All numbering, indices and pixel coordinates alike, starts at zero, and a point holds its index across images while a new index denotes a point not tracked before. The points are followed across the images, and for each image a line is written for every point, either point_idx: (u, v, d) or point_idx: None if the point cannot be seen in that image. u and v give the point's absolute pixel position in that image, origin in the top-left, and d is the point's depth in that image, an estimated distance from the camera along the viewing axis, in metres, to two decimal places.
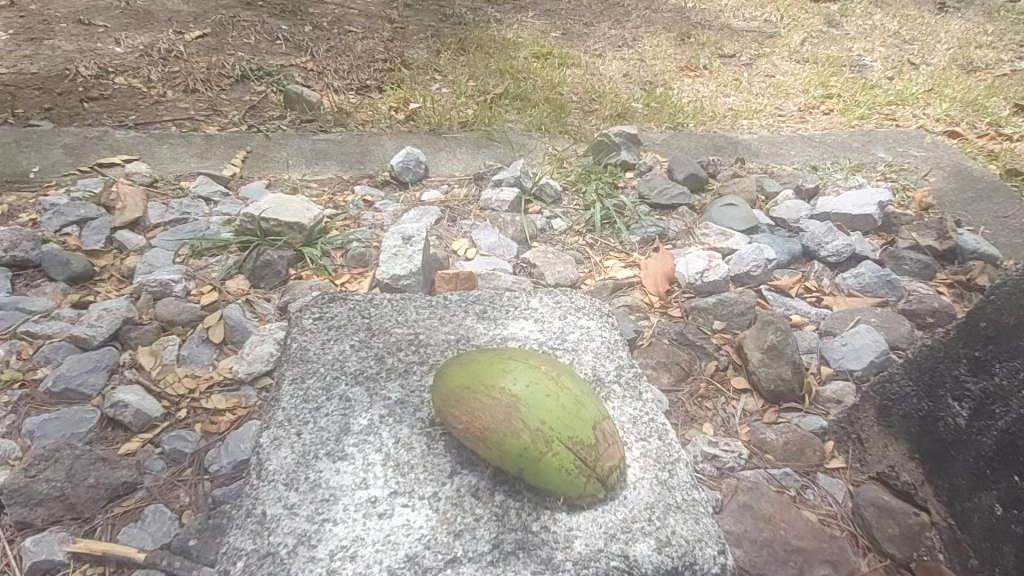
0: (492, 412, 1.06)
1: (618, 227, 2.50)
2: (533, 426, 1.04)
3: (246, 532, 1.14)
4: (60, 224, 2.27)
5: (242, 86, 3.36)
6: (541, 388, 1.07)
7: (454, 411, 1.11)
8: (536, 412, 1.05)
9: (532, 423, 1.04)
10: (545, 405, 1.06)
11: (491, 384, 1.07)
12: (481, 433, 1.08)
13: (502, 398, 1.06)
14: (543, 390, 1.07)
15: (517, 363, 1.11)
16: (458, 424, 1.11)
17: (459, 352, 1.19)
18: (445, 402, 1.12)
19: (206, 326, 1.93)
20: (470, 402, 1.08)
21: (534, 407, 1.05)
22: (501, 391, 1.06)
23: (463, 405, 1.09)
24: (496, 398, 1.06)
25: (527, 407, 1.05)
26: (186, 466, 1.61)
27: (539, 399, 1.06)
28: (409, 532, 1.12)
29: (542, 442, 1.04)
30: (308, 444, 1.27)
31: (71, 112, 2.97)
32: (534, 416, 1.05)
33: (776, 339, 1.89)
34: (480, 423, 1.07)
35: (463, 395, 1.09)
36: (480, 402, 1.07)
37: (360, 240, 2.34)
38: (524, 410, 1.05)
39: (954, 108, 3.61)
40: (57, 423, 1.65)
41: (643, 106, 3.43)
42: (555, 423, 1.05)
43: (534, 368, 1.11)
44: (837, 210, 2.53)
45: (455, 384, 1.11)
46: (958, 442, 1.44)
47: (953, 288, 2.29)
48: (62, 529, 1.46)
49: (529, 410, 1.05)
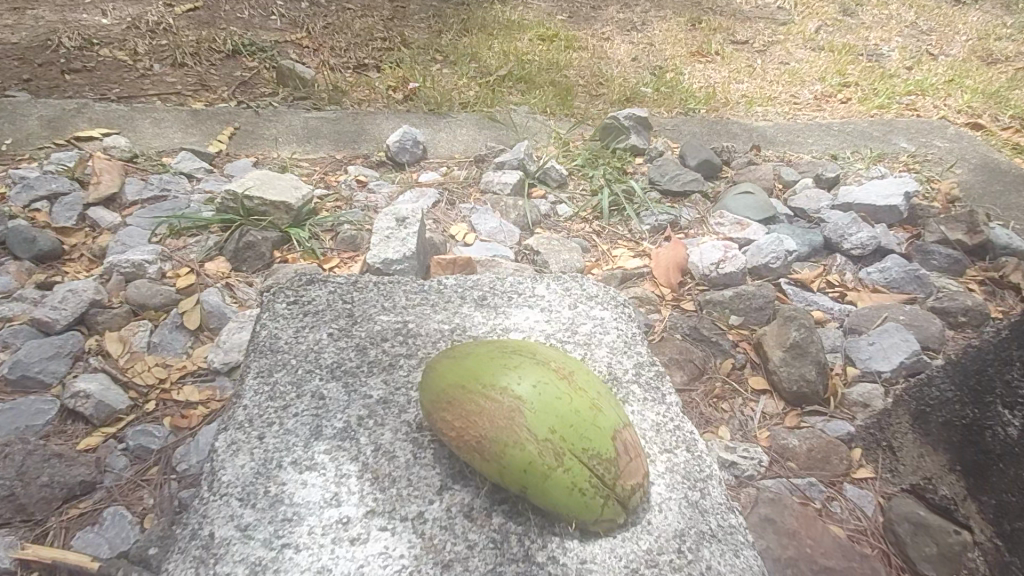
0: (491, 417, 0.91)
1: (627, 215, 2.35)
2: (540, 436, 0.90)
3: (189, 559, 0.97)
4: (29, 199, 2.12)
5: (232, 61, 3.19)
6: (551, 389, 0.93)
7: (445, 414, 0.96)
8: (543, 418, 0.91)
9: (539, 432, 0.90)
10: (554, 410, 0.92)
11: (491, 383, 0.93)
12: (477, 444, 0.93)
13: (504, 401, 0.92)
14: (552, 393, 0.93)
15: (523, 359, 0.97)
16: (450, 432, 0.96)
17: (453, 346, 1.05)
18: (435, 404, 0.98)
19: (181, 311, 1.78)
20: (465, 406, 0.94)
21: (542, 412, 0.91)
22: (502, 391, 0.92)
23: (456, 408, 0.94)
24: (495, 401, 0.92)
25: (533, 411, 0.91)
26: (151, 464, 1.46)
27: (547, 402, 0.92)
28: (387, 562, 0.98)
29: (551, 455, 0.90)
30: (270, 451, 1.12)
31: (50, 83, 2.80)
32: (541, 424, 0.90)
33: (800, 336, 1.73)
34: (476, 430, 0.92)
35: (456, 396, 0.95)
36: (477, 404, 0.92)
37: (352, 222, 2.18)
38: (530, 416, 0.91)
39: (977, 98, 3.41)
40: (11, 414, 1.50)
41: (653, 90, 3.26)
42: (566, 433, 0.90)
43: (542, 366, 0.97)
44: (860, 201, 2.38)
45: (445, 382, 0.97)
46: (1008, 455, 1.27)
47: (985, 285, 2.14)
48: (9, 533, 1.31)
49: (536, 416, 0.90)
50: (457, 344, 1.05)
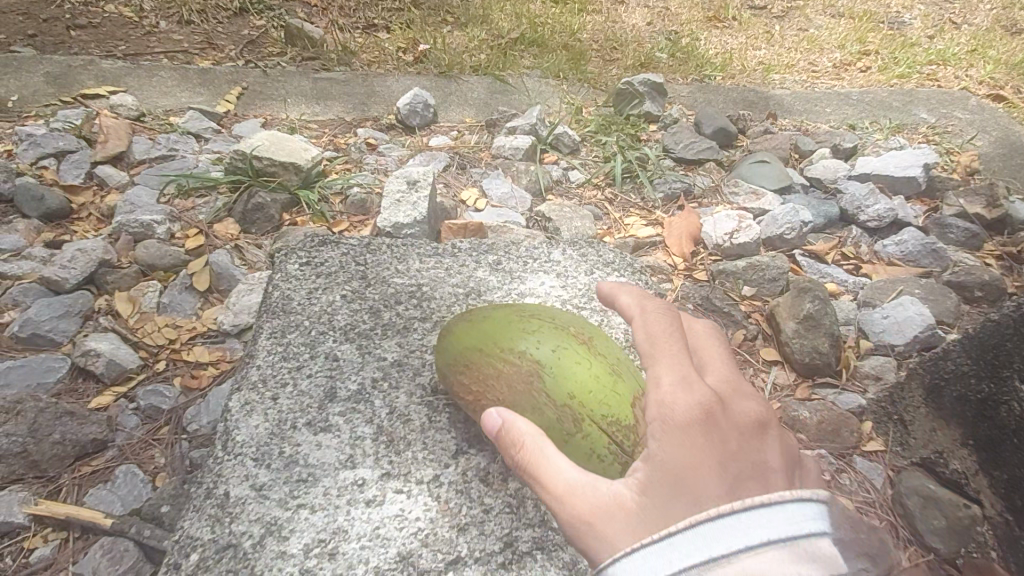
0: (508, 381, 0.93)
1: (641, 181, 2.31)
2: (557, 400, 0.90)
3: (203, 518, 0.98)
4: (36, 156, 2.10)
5: (240, 19, 3.11)
6: (569, 354, 0.93)
7: (463, 378, 0.98)
8: (560, 382, 0.91)
9: (556, 397, 0.90)
10: (572, 375, 0.92)
11: (509, 346, 0.94)
12: (494, 409, 0.94)
13: (522, 364, 0.92)
14: (571, 357, 0.93)
15: (542, 323, 0.98)
16: (468, 398, 0.98)
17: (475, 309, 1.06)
18: (452, 366, 0.99)
19: (190, 271, 1.77)
20: (484, 369, 0.95)
21: (559, 376, 0.91)
22: (520, 355, 0.93)
23: (474, 371, 0.96)
24: (512, 364, 0.93)
25: (550, 375, 0.91)
26: (163, 424, 1.47)
27: (565, 367, 0.92)
28: (403, 525, 0.98)
29: (568, 420, 0.89)
30: (284, 411, 1.11)
31: (55, 39, 2.75)
32: (558, 388, 0.91)
33: (814, 308, 1.71)
34: (494, 394, 0.94)
35: (474, 359, 0.96)
36: (495, 367, 0.94)
37: (362, 184, 2.15)
38: (547, 380, 0.91)
39: (999, 69, 3.30)
40: (22, 372, 1.50)
41: (668, 55, 3.17)
42: (584, 398, 0.90)
43: (561, 331, 0.97)
44: (879, 171, 2.34)
45: (463, 344, 0.98)
46: (1022, 431, 1.26)
47: (1002, 260, 2.11)
48: (23, 489, 1.32)
49: (554, 381, 0.91)
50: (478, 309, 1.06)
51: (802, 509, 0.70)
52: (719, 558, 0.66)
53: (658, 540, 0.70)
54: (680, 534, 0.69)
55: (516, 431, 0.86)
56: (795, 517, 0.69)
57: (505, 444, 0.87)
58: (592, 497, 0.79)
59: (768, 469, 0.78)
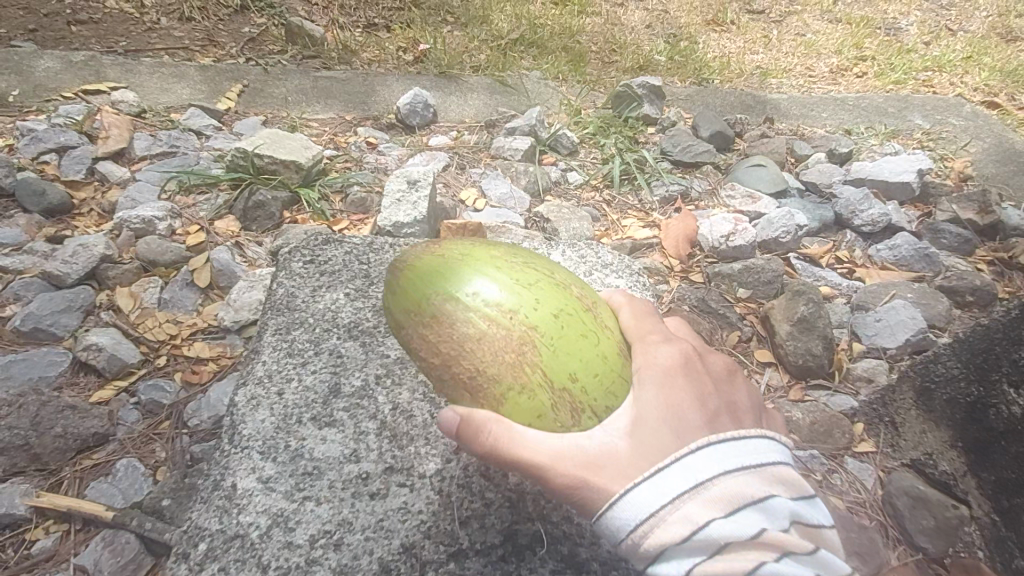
0: (497, 346, 0.90)
1: (638, 184, 2.33)
2: (557, 381, 0.89)
3: (212, 509, 1.00)
4: (38, 151, 2.11)
5: (241, 17, 3.12)
6: (572, 327, 0.92)
7: (433, 336, 0.94)
8: (561, 360, 0.89)
9: (557, 376, 0.89)
10: (575, 352, 0.91)
11: (497, 304, 0.93)
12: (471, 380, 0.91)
13: (515, 329, 0.91)
14: (574, 331, 0.92)
15: (541, 286, 0.96)
16: (434, 359, 0.94)
17: (451, 248, 1.03)
18: (428, 317, 0.95)
19: (191, 268, 1.79)
20: (468, 330, 0.91)
21: (560, 351, 0.90)
22: (511, 317, 0.92)
23: (452, 329, 0.92)
24: (505, 328, 0.91)
25: (548, 348, 0.90)
26: (163, 419, 1.48)
27: (567, 341, 0.91)
28: (406, 517, 1.00)
29: (564, 406, 0.89)
30: (290, 407, 1.13)
31: (56, 35, 2.76)
32: (561, 368, 0.89)
33: (807, 311, 1.74)
34: (472, 360, 0.90)
35: (460, 315, 0.93)
36: (480, 328, 0.91)
37: (362, 183, 2.16)
38: (545, 353, 0.89)
39: (995, 75, 3.32)
40: (24, 365, 1.52)
41: (666, 59, 3.20)
42: (587, 381, 0.90)
43: (563, 296, 0.96)
44: (873, 176, 2.37)
45: (447, 291, 0.95)
46: (1011, 432, 1.28)
47: (994, 265, 2.12)
48: (25, 481, 1.34)
49: (553, 357, 0.89)
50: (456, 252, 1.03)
51: (762, 443, 0.88)
52: (709, 485, 0.80)
53: (652, 475, 0.81)
54: (669, 467, 0.81)
55: (483, 419, 0.86)
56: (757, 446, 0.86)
57: (475, 429, 0.86)
58: (581, 456, 0.85)
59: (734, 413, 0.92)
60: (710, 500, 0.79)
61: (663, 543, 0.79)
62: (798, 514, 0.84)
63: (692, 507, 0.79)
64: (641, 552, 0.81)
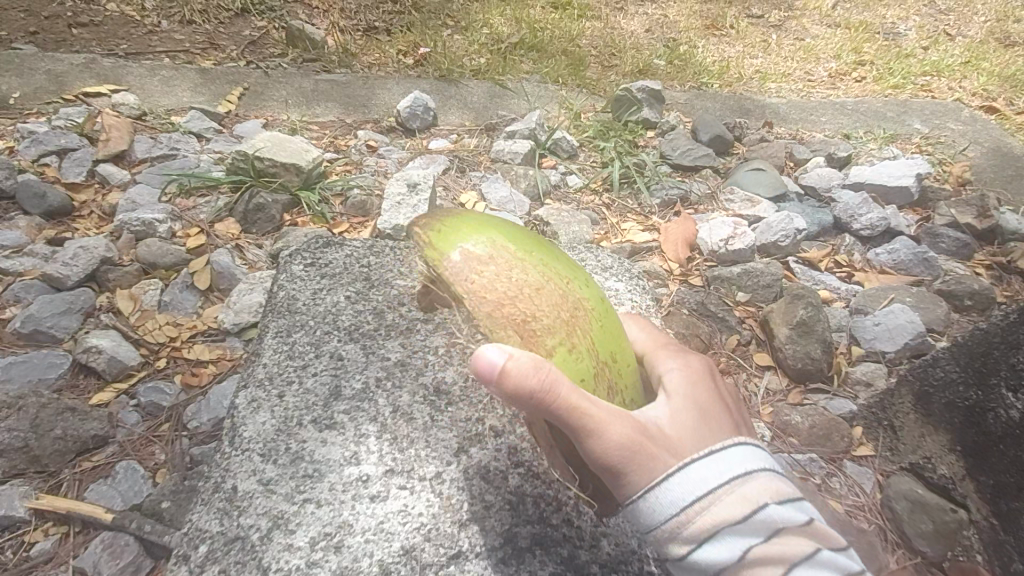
0: (554, 303, 0.83)
1: (638, 188, 2.34)
2: (601, 358, 0.86)
3: (213, 511, 1.01)
4: (38, 153, 2.11)
5: (241, 20, 3.13)
6: (611, 316, 0.92)
7: (484, 273, 0.82)
8: (606, 340, 0.87)
9: (602, 354, 0.86)
10: (614, 338, 0.90)
11: (551, 267, 0.88)
12: (518, 328, 0.81)
13: (570, 296, 0.86)
14: (612, 320, 0.91)
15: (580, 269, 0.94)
16: (477, 299, 0.81)
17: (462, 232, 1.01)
18: (468, 249, 0.85)
19: (191, 271, 1.79)
20: (515, 274, 0.83)
21: (605, 331, 0.88)
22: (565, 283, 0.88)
23: (509, 270, 0.83)
24: (562, 290, 0.85)
25: (596, 325, 0.87)
26: (163, 421, 1.48)
27: (610, 325, 0.89)
28: (406, 520, 1.00)
29: (600, 383, 0.85)
30: (291, 409, 1.14)
31: (57, 37, 2.76)
32: (606, 347, 0.87)
33: (806, 314, 1.74)
34: (530, 308, 0.82)
35: (511, 255, 0.85)
36: (538, 282, 0.84)
37: (363, 186, 2.17)
38: (594, 328, 0.86)
39: (994, 80, 3.33)
40: (23, 367, 1.52)
41: (666, 63, 3.21)
42: (621, 367, 0.89)
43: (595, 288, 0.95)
44: (872, 180, 2.37)
45: (488, 232, 0.87)
46: (1009, 436, 1.28)
47: (992, 269, 2.13)
48: (25, 483, 1.34)
49: (602, 334, 0.87)
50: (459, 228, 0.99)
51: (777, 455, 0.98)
52: (753, 474, 0.88)
53: (704, 458, 0.87)
54: (718, 454, 0.88)
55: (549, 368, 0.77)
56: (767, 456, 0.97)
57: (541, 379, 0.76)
58: (637, 429, 0.86)
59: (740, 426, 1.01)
60: (759, 487, 0.86)
61: (715, 520, 0.84)
62: (818, 516, 0.93)
63: (744, 491, 0.86)
64: (689, 532, 0.85)
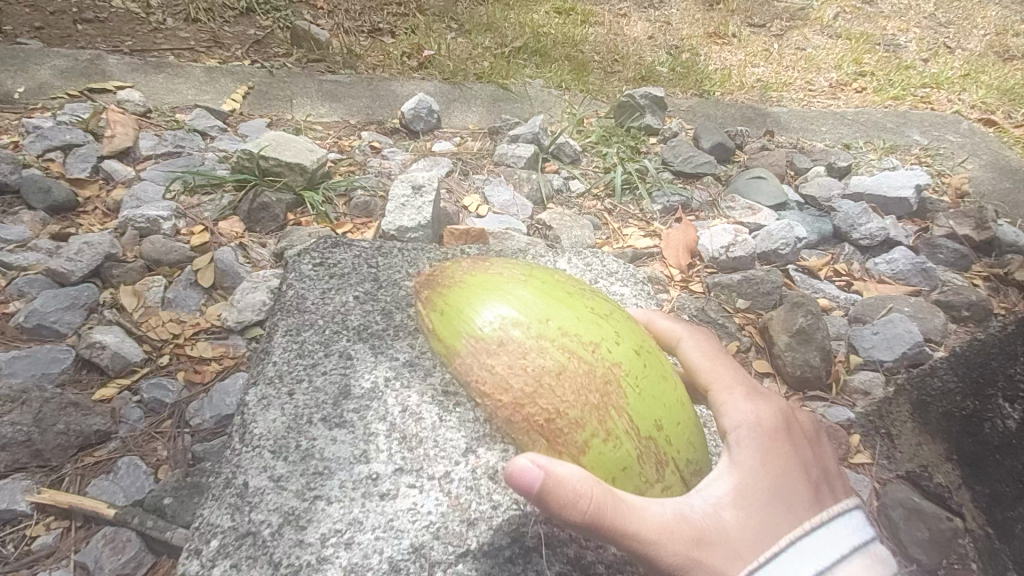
0: (580, 379, 0.86)
1: (639, 194, 2.35)
2: (645, 431, 0.87)
3: (224, 506, 1.02)
4: (43, 148, 2.11)
5: (246, 19, 3.14)
6: (656, 371, 0.92)
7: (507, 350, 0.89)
8: (644, 410, 0.88)
9: (645, 429, 0.87)
10: (657, 398, 0.90)
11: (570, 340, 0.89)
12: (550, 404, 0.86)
13: (597, 366, 0.88)
14: (660, 376, 0.92)
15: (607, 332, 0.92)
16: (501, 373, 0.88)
17: (495, 265, 1.00)
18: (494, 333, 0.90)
19: (195, 268, 1.79)
20: (532, 361, 0.87)
21: (646, 400, 0.88)
22: (592, 350, 0.88)
23: (523, 356, 0.87)
24: (586, 364, 0.87)
25: (636, 393, 0.88)
26: (165, 418, 1.49)
27: (651, 387, 0.90)
28: (416, 518, 1.01)
29: (655, 451, 0.87)
30: (300, 407, 1.15)
31: (62, 33, 2.77)
32: (646, 419, 0.87)
33: (806, 322, 1.76)
34: (553, 397, 0.85)
35: (529, 337, 0.88)
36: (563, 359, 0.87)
37: (366, 187, 2.18)
38: (632, 399, 0.88)
39: (992, 94, 3.35)
40: (27, 361, 1.52)
41: (668, 70, 3.24)
42: (669, 426, 0.89)
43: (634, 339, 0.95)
44: (872, 191, 2.39)
45: (524, 334, 0.89)
46: (1005, 446, 1.28)
47: (989, 281, 2.15)
48: (27, 477, 1.34)
49: (639, 404, 0.88)
50: (472, 295, 0.94)
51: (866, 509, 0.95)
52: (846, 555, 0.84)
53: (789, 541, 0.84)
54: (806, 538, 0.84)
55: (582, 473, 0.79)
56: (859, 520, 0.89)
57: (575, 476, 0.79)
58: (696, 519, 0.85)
59: (826, 475, 0.96)
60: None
61: None
62: None
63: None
64: None
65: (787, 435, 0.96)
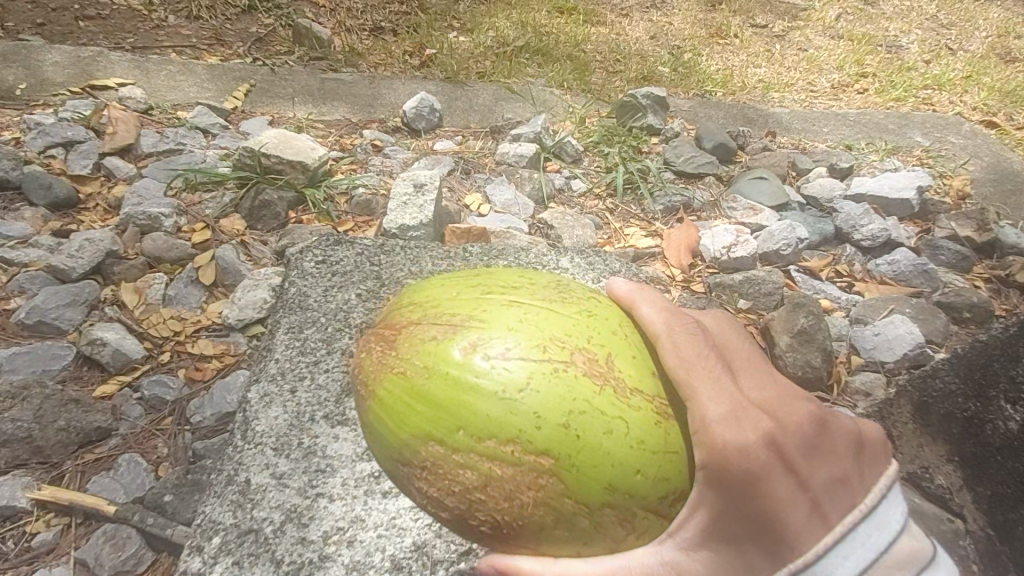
0: (509, 483, 0.77)
1: (640, 194, 2.35)
2: (597, 504, 0.77)
3: (225, 503, 1.02)
4: (45, 145, 2.11)
5: (248, 16, 3.13)
6: (595, 427, 0.77)
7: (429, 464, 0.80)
8: (587, 485, 0.76)
9: (596, 502, 0.77)
10: (602, 463, 0.77)
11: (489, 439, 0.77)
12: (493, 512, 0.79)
13: (522, 462, 0.76)
14: (602, 431, 0.77)
15: (521, 410, 0.77)
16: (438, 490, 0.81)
17: (402, 345, 0.85)
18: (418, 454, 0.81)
19: (196, 265, 1.79)
20: (455, 470, 0.78)
21: (589, 473, 0.76)
22: (512, 445, 0.77)
23: (447, 471, 0.79)
24: (514, 466, 0.76)
25: (574, 468, 0.76)
26: (166, 415, 1.48)
27: (593, 452, 0.77)
28: (417, 516, 1.01)
29: (616, 515, 0.78)
30: (302, 405, 1.15)
31: (64, 30, 2.76)
32: (593, 490, 0.77)
33: (807, 323, 1.75)
34: (490, 506, 0.78)
35: (443, 450, 0.79)
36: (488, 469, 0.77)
37: (367, 185, 2.17)
38: (570, 474, 0.76)
39: (994, 96, 3.35)
40: (28, 358, 1.52)
41: (670, 70, 3.23)
42: (625, 485, 0.77)
43: (565, 389, 0.78)
44: (873, 192, 2.39)
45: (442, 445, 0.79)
46: (1006, 448, 1.27)
47: (990, 283, 2.15)
48: (27, 474, 1.34)
49: (575, 484, 0.76)
50: (392, 398, 0.83)
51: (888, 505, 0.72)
52: None
53: None
54: None
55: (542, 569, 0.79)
56: (863, 536, 0.69)
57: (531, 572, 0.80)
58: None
59: (831, 485, 0.71)
60: None
61: None
62: None
63: None
64: None
65: (781, 463, 0.70)
